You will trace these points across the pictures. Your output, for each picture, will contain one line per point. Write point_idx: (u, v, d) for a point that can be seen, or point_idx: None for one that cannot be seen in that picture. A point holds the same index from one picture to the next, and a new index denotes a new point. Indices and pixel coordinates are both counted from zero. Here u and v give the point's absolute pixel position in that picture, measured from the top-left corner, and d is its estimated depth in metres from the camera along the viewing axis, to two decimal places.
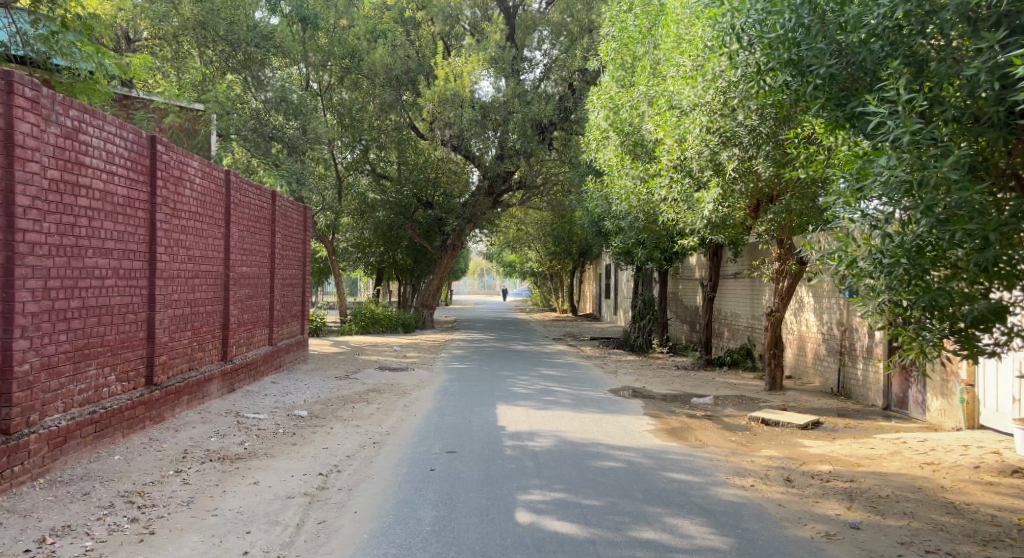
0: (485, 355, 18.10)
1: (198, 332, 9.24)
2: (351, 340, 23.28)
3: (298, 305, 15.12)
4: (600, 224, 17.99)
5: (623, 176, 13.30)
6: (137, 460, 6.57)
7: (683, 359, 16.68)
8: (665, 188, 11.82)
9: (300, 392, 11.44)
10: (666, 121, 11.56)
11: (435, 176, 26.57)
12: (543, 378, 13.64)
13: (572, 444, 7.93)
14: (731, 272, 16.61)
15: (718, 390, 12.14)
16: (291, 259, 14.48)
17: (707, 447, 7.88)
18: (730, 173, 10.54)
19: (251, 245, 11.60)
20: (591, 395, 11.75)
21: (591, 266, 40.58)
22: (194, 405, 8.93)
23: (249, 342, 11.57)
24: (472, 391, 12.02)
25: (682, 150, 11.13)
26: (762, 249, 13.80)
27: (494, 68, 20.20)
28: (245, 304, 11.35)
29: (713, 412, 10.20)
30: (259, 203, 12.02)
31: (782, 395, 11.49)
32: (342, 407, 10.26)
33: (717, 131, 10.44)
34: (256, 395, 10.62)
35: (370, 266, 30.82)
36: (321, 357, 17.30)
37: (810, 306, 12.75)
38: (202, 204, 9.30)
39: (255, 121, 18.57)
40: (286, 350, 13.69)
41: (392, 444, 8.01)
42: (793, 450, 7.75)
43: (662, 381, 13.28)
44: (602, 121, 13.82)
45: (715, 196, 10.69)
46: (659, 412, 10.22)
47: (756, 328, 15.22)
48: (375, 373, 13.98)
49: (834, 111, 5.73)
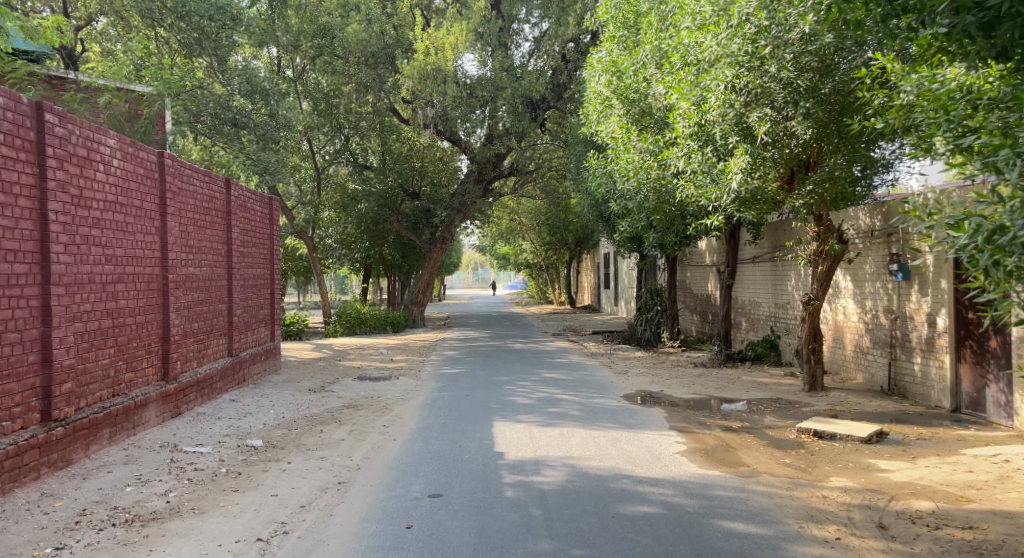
0: (479, 357, 16.39)
1: (124, 349, 7.53)
2: (336, 343, 21.57)
3: (266, 310, 13.40)
4: (602, 207, 16.37)
5: (629, 149, 11.71)
6: (8, 532, 4.91)
7: (699, 355, 15.05)
8: (678, 160, 10.15)
9: (261, 413, 9.67)
10: (683, 80, 9.93)
11: (421, 165, 24.75)
12: (544, 384, 11.97)
13: (590, 479, 6.25)
14: (749, 256, 14.97)
15: (749, 392, 10.47)
16: (256, 258, 12.83)
17: (760, 477, 6.24)
18: (763, 136, 8.83)
19: (200, 241, 9.96)
20: (603, 403, 10.08)
21: (588, 255, 38.93)
22: (120, 440, 7.21)
23: (200, 355, 9.84)
24: (464, 404, 10.33)
25: (702, 113, 9.44)
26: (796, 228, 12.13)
27: (480, 41, 18.53)
28: (194, 311, 9.69)
29: (752, 422, 8.56)
30: (206, 192, 10.30)
31: (826, 397, 9.82)
32: (308, 432, 8.51)
33: (747, 87, 8.83)
34: (204, 420, 8.84)
35: (354, 262, 29.03)
36: (298, 364, 15.61)
37: (847, 291, 11.08)
38: (126, 190, 7.64)
39: (216, 104, 17.03)
40: (251, 360, 12.03)
41: (362, 486, 6.33)
42: (871, 477, 6.13)
43: (684, 383, 11.57)
44: (603, 88, 12.23)
45: (744, 165, 8.96)
46: (687, 425, 8.56)
47: (781, 318, 13.61)
48: (354, 384, 12.26)
49: (966, 15, 4.22)
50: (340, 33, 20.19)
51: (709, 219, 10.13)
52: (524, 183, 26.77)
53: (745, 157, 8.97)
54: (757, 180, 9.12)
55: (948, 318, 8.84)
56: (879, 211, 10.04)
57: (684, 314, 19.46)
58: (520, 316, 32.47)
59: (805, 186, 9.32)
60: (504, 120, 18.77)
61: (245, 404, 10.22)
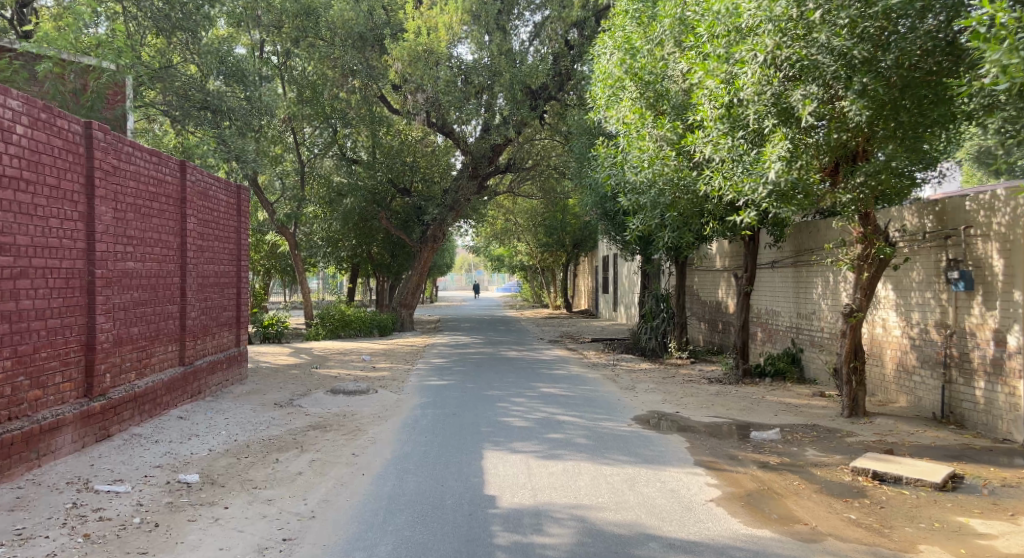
0: (470, 366, 14.97)
1: (24, 360, 6.28)
2: (317, 347, 20.13)
3: (230, 311, 11.98)
4: (606, 203, 15.02)
5: (643, 136, 10.39)
6: None
7: (711, 369, 13.69)
8: (701, 147, 8.80)
9: (210, 435, 8.24)
10: (712, 54, 8.63)
11: (412, 160, 23.51)
12: (543, 401, 10.56)
13: (608, 543, 4.86)
14: (768, 261, 13.67)
15: (779, 416, 9.07)
16: (219, 254, 11.41)
17: (825, 541, 4.87)
18: (807, 118, 7.47)
19: (143, 231, 8.57)
20: (611, 429, 8.67)
21: (585, 258, 37.59)
22: (14, 474, 6.02)
23: (140, 365, 8.42)
24: (450, 426, 8.90)
25: (735, 91, 8.11)
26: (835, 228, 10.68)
27: (476, 24, 17.06)
28: (134, 314, 8.28)
29: (793, 456, 7.17)
30: (154, 174, 8.93)
31: (870, 424, 8.39)
32: (260, 462, 7.09)
33: (788, 59, 7.51)
34: (136, 445, 7.44)
35: (340, 261, 27.55)
36: (270, 373, 14.15)
37: (889, 303, 9.60)
38: (33, 164, 6.45)
39: (184, 85, 15.75)
40: (208, 370, 10.59)
41: (312, 547, 4.93)
42: (971, 546, 4.76)
43: (701, 403, 10.17)
44: (614, 67, 10.91)
45: (785, 152, 7.60)
46: (715, 459, 7.16)
47: (804, 329, 12.32)
48: (325, 397, 10.81)
49: None
50: (326, 13, 19.17)
51: (736, 215, 8.72)
52: (521, 180, 25.35)
53: (785, 142, 7.61)
54: (798, 171, 7.74)
55: (1023, 336, 7.41)
56: (931, 210, 8.68)
57: (691, 322, 18.16)
58: (513, 320, 31.07)
59: (852, 178, 7.88)
60: (501, 110, 17.42)
61: (195, 423, 8.78)
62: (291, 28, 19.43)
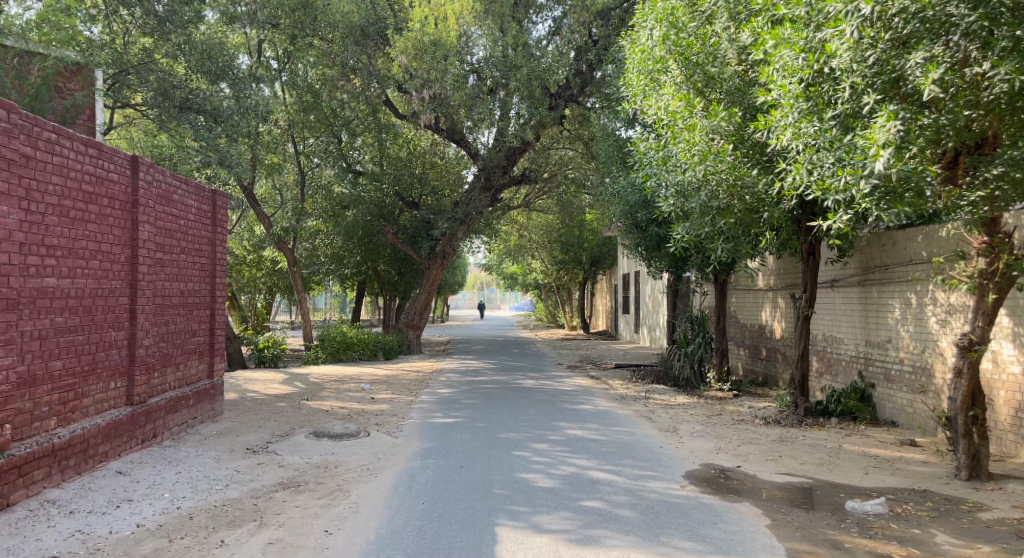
0: (481, 398, 13.13)
1: None
2: (313, 373, 18.34)
3: (201, 337, 10.21)
4: (636, 214, 13.28)
5: (695, 128, 8.63)
6: None
7: (764, 405, 11.79)
8: (774, 136, 7.02)
9: (148, 499, 6.50)
10: (788, 16, 6.91)
11: (422, 171, 21.73)
12: (570, 450, 8.70)
13: None
14: (827, 279, 11.83)
15: (872, 476, 7.16)
16: (187, 271, 9.69)
17: None
18: (927, 91, 5.67)
19: (75, 238, 6.87)
20: (659, 493, 6.84)
21: (603, 276, 35.85)
22: None
23: (64, 409, 6.69)
24: (456, 486, 7.07)
25: (825, 58, 6.31)
26: (942, 237, 8.84)
27: (488, 17, 15.57)
28: (56, 344, 6.55)
29: (922, 547, 5.31)
30: (93, 170, 7.22)
31: (1000, 490, 6.52)
32: (198, 549, 5.34)
33: (901, 13, 5.71)
34: (41, 521, 5.71)
35: (344, 278, 25.83)
36: (253, 408, 12.33)
37: (1003, 332, 7.73)
38: None
39: (163, 82, 14.07)
40: (168, 410, 8.84)
41: None
42: None
43: (767, 453, 8.27)
44: (656, 47, 9.17)
45: (895, 135, 5.78)
46: (812, 547, 5.32)
47: (875, 359, 10.52)
48: (307, 442, 9.00)
49: None
50: (326, 9, 17.80)
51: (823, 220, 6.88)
52: (538, 193, 23.64)
53: (896, 123, 5.78)
54: (911, 161, 5.98)
55: None
56: None
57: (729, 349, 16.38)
58: (529, 342, 29.24)
59: (986, 172, 6.00)
60: (518, 111, 15.73)
61: (136, 480, 7.01)
62: (290, 23, 18.07)
